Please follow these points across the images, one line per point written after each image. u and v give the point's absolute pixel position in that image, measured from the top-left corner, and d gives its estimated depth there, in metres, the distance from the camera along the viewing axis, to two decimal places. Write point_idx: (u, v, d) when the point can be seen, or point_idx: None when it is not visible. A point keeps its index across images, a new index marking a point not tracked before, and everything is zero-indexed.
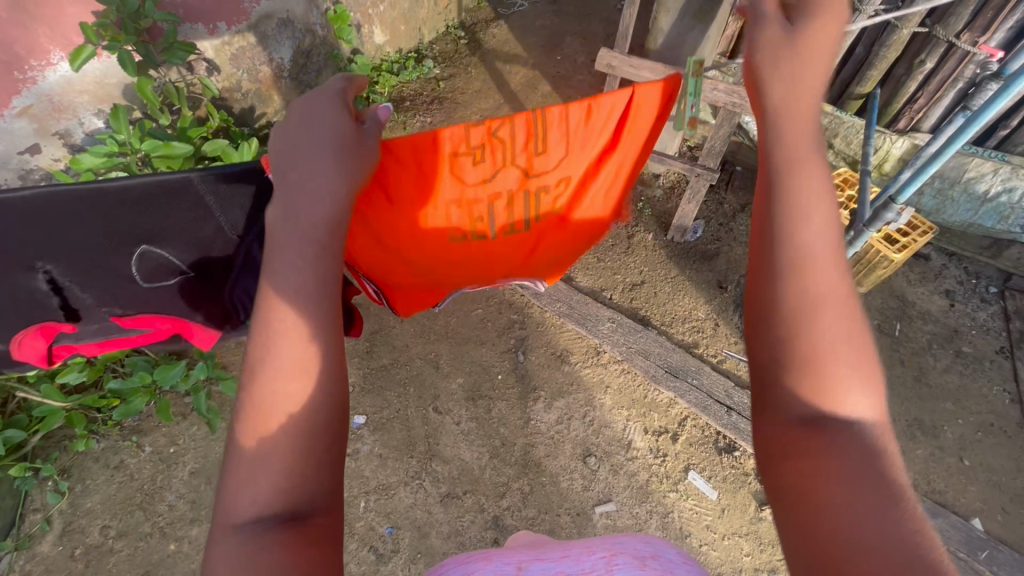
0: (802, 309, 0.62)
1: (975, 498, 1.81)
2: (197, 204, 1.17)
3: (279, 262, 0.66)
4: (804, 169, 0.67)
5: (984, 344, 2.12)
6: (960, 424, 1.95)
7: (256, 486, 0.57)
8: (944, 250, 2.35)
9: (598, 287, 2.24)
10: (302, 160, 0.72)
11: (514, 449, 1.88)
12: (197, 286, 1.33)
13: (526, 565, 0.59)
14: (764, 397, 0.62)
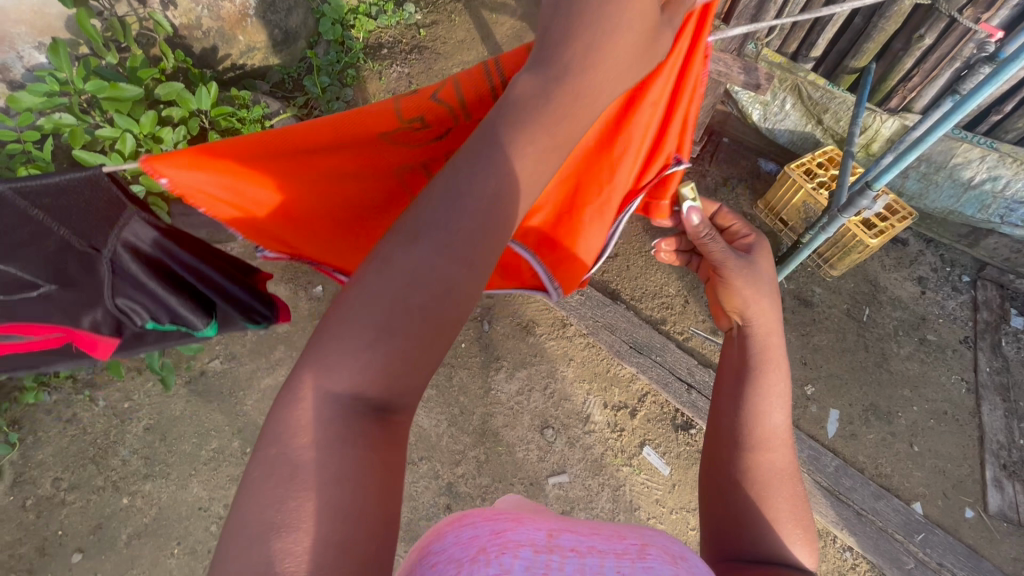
0: (755, 446, 0.78)
1: (919, 484, 1.86)
2: (24, 219, 0.86)
3: (482, 156, 0.54)
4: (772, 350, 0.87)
5: (949, 333, 2.13)
6: (914, 411, 1.98)
7: (343, 368, 0.47)
8: (923, 236, 2.32)
9: None
10: (581, 43, 0.60)
11: (472, 418, 1.88)
12: (68, 297, 1.01)
13: (557, 532, 0.53)
14: (727, 548, 0.74)
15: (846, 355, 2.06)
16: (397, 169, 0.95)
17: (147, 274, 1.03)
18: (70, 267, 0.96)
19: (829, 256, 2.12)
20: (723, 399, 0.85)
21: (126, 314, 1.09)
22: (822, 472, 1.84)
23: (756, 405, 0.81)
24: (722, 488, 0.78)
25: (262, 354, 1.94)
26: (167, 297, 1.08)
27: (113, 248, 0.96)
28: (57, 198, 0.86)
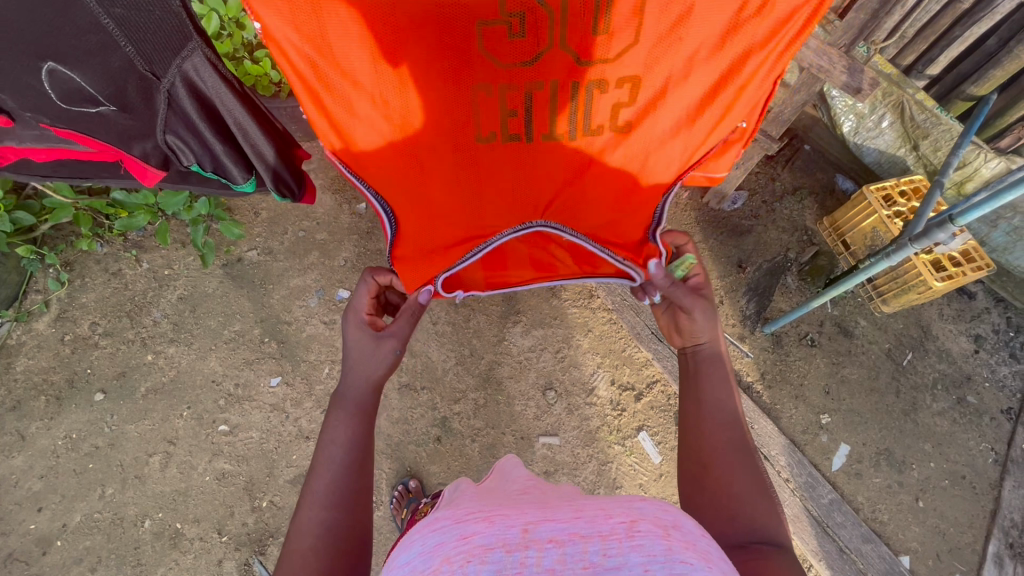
0: (715, 460, 0.94)
1: (913, 539, 1.79)
2: (95, 26, 0.87)
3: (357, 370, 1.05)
4: (718, 384, 1.06)
5: (992, 399, 1.99)
6: (931, 467, 1.88)
7: (330, 511, 0.86)
8: (994, 293, 2.15)
9: None
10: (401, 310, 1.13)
11: (480, 362, 1.91)
12: (124, 122, 1.05)
13: (533, 527, 0.59)
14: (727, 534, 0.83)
15: (873, 395, 1.97)
16: (469, 85, 0.94)
17: (202, 115, 1.08)
18: (129, 89, 0.98)
19: (883, 289, 1.98)
20: (692, 432, 1.00)
21: (173, 153, 1.15)
22: (814, 501, 1.80)
23: (713, 405, 1.02)
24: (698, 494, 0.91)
25: (297, 255, 2.00)
26: (216, 143, 1.15)
27: (172, 81, 0.99)
28: (128, 11, 0.87)
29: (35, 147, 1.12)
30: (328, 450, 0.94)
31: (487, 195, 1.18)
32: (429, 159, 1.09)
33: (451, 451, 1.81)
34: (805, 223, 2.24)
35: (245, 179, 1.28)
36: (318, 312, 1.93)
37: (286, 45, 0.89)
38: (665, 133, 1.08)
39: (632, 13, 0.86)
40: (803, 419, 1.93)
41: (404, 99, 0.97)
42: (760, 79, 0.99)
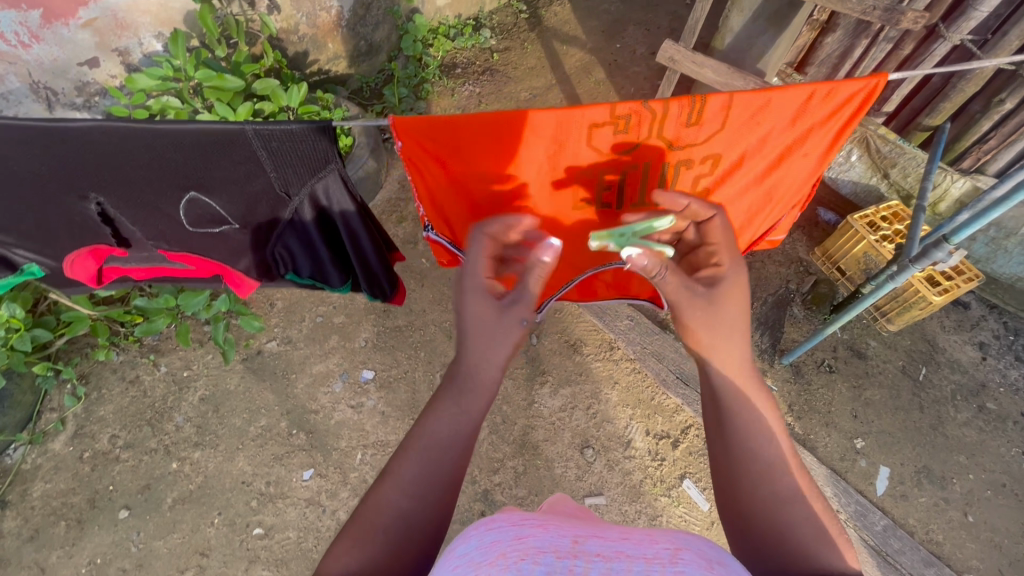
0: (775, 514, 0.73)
1: (973, 556, 1.77)
2: (249, 157, 1.03)
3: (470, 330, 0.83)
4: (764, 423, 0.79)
5: (1011, 403, 2.05)
6: (970, 479, 1.89)
7: (417, 498, 0.73)
8: (986, 301, 2.27)
9: None
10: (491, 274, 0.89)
11: (514, 428, 1.89)
12: (241, 238, 1.24)
13: (583, 539, 0.54)
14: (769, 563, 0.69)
15: (899, 413, 2.00)
16: (573, 166, 1.12)
17: (317, 226, 1.22)
18: (259, 208, 1.15)
19: (886, 309, 2.08)
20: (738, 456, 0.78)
21: (278, 258, 1.31)
22: (868, 529, 1.78)
23: (755, 443, 0.78)
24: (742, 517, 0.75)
25: (317, 341, 2.00)
26: (320, 247, 1.28)
27: (300, 197, 1.13)
28: (282, 142, 1.01)
29: (142, 267, 1.35)
30: (431, 439, 0.76)
31: (577, 251, 1.32)
32: (530, 226, 1.25)
33: None
34: (799, 255, 2.36)
35: (338, 280, 1.40)
36: (344, 397, 1.91)
37: (426, 154, 1.05)
38: (737, 196, 1.24)
39: (719, 107, 1.02)
40: (839, 446, 1.94)
41: (514, 184, 1.15)
42: (822, 152, 1.16)
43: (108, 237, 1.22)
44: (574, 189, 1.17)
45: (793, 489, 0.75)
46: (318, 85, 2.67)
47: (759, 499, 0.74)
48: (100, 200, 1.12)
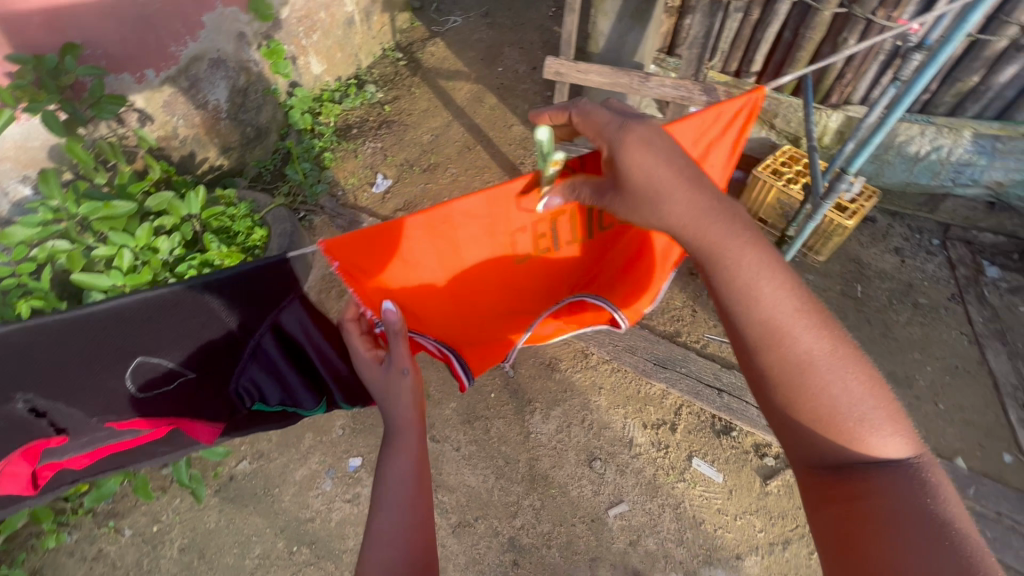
0: (802, 367, 0.79)
1: (957, 439, 1.91)
2: (203, 310, 1.06)
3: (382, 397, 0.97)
4: (760, 276, 0.85)
5: (937, 294, 2.27)
6: (929, 371, 2.07)
7: (396, 547, 0.81)
8: (888, 210, 2.52)
9: None
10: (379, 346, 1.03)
11: (519, 465, 1.86)
12: (198, 388, 1.21)
13: None
14: (814, 446, 0.79)
15: (853, 332, 2.17)
16: (505, 229, 1.15)
17: (281, 348, 1.19)
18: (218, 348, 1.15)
19: (811, 243, 2.29)
20: (742, 320, 0.84)
21: (248, 395, 1.25)
22: None
23: (760, 308, 0.83)
24: (762, 389, 0.83)
25: (290, 446, 1.88)
26: (287, 370, 1.23)
27: (261, 329, 1.15)
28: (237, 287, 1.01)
29: (83, 452, 1.27)
30: (383, 486, 0.87)
31: (527, 302, 1.35)
32: (476, 291, 1.25)
33: (534, 570, 1.68)
34: None
35: (314, 402, 1.29)
36: (338, 493, 1.80)
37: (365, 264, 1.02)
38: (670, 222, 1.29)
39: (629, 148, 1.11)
40: None
41: (456, 258, 1.15)
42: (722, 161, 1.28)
43: (46, 428, 1.15)
44: (510, 248, 1.20)
45: (810, 356, 0.80)
46: (215, 183, 2.56)
47: (774, 370, 0.81)
48: (30, 396, 1.08)
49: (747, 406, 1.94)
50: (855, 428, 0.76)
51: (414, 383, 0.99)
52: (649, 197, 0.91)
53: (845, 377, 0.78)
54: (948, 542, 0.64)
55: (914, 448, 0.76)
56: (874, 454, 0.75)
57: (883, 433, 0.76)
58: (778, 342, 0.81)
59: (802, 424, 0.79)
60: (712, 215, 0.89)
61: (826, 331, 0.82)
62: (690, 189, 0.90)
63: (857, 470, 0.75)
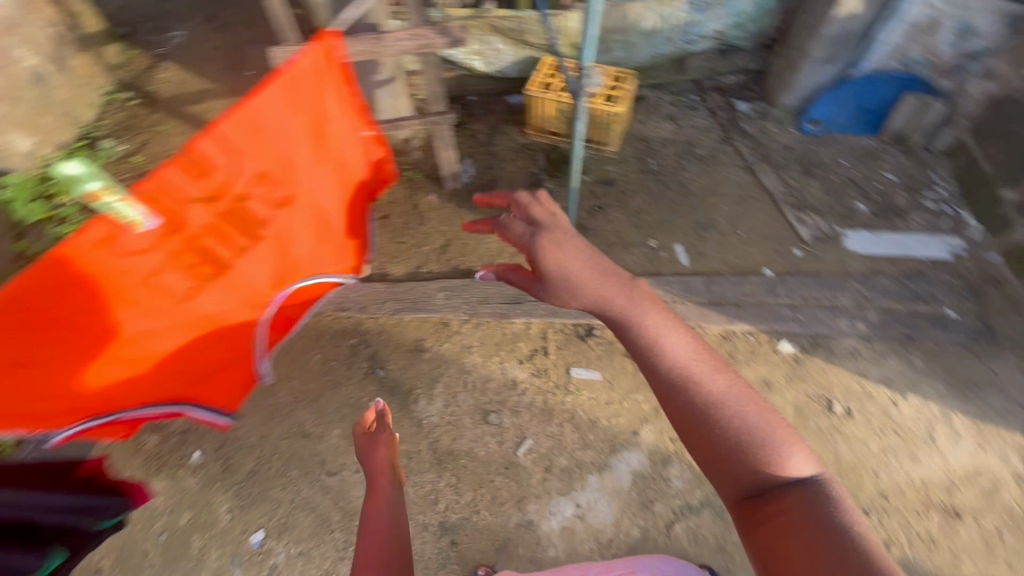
0: (711, 408, 0.80)
1: (763, 253, 2.23)
2: None
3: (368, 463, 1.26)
4: (659, 332, 0.89)
5: (710, 142, 2.58)
6: (725, 208, 2.37)
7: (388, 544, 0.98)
8: (651, 85, 2.77)
9: (418, 266, 2.28)
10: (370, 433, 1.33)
11: (422, 454, 1.84)
12: None
13: None
14: (738, 481, 0.78)
15: (659, 202, 2.41)
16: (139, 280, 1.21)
17: None
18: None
19: (599, 137, 2.51)
20: (654, 375, 0.87)
21: None
22: (698, 291, 2.12)
23: (662, 358, 0.86)
24: (684, 436, 0.82)
25: (180, 556, 1.69)
26: None
27: None
28: None
29: None
30: (374, 509, 1.08)
31: (227, 317, 1.52)
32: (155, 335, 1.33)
33: (472, 538, 1.72)
34: (521, 144, 2.60)
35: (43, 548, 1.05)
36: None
37: None
38: (321, 182, 1.65)
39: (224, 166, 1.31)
40: (643, 254, 2.25)
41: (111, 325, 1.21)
42: (345, 115, 1.66)
43: None
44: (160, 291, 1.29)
45: (720, 395, 0.81)
46: None
47: (691, 418, 0.81)
48: None
49: None
50: (769, 455, 0.77)
51: (393, 453, 1.32)
52: (557, 281, 1.01)
53: (750, 412, 0.80)
54: (854, 547, 0.65)
55: (819, 467, 0.77)
56: (790, 476, 0.76)
57: (790, 453, 0.77)
58: (682, 385, 0.83)
59: (722, 463, 0.78)
60: (609, 284, 0.96)
61: (740, 386, 0.83)
62: (583, 269, 0.99)
63: (774, 495, 0.75)
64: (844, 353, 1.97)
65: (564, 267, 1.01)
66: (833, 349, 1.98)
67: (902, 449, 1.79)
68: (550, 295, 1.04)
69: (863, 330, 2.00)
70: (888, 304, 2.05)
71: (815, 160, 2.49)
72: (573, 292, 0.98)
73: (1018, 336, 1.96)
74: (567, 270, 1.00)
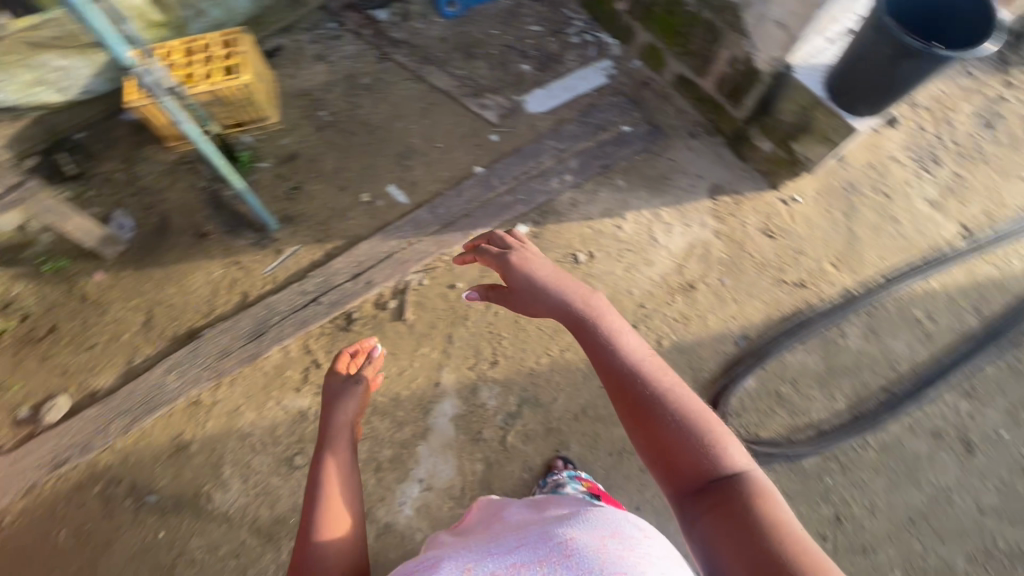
0: (661, 408, 0.92)
1: (466, 153, 2.22)
2: None
3: (335, 407, 1.07)
4: (636, 347, 1.05)
5: (370, 66, 2.40)
6: (415, 127, 2.28)
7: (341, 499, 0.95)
8: (279, 30, 2.43)
9: (130, 361, 1.89)
10: (344, 384, 1.11)
11: (248, 540, 1.68)
12: None
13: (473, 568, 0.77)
14: (676, 467, 0.87)
15: (351, 152, 2.23)
16: None
17: None
18: None
19: (252, 116, 2.17)
20: (614, 375, 1.00)
21: None
22: (427, 222, 2.08)
23: (628, 364, 1.01)
24: (633, 427, 0.94)
25: None
26: None
27: None
28: None
29: None
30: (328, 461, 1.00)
31: None
32: None
33: None
34: (172, 163, 2.18)
35: None
36: None
37: None
38: None
39: None
40: (362, 214, 2.12)
41: None
42: None
43: None
44: None
45: (679, 400, 0.94)
46: None
47: (645, 413, 0.93)
48: None
49: (342, 287, 1.97)
50: (706, 444, 0.88)
51: (363, 396, 1.12)
52: (542, 302, 1.17)
53: (701, 414, 0.92)
54: (770, 524, 0.76)
55: (747, 458, 0.87)
56: (723, 464, 0.85)
57: (730, 447, 0.88)
58: (629, 378, 0.98)
59: (667, 453, 0.88)
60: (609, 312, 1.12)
61: (686, 389, 0.96)
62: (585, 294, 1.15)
63: (708, 478, 0.84)
64: (567, 208, 2.13)
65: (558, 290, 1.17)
66: (557, 210, 2.12)
67: (639, 261, 2.05)
68: (539, 312, 1.18)
69: (571, 180, 2.16)
70: (579, 147, 2.22)
71: (470, 41, 2.47)
72: (553, 308, 1.15)
73: (676, 121, 2.28)
74: (556, 291, 1.16)
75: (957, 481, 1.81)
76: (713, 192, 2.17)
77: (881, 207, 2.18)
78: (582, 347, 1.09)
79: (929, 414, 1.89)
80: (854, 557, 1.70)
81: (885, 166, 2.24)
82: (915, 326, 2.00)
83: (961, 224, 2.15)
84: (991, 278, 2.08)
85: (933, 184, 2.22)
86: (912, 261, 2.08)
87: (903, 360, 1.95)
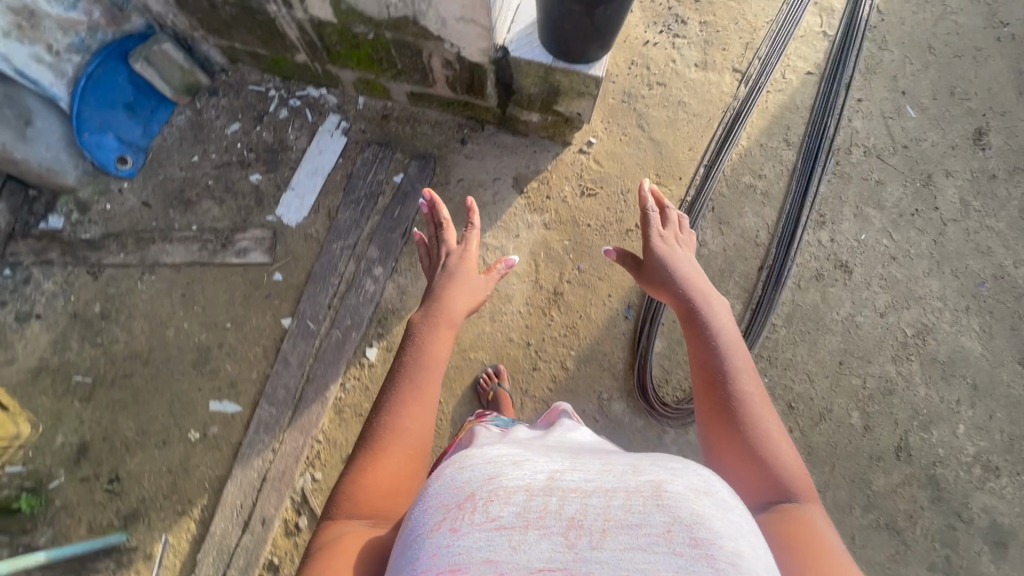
0: (746, 412, 0.94)
1: (262, 314, 1.89)
2: None
3: (460, 293, 1.22)
4: (737, 346, 1.05)
5: (89, 290, 1.92)
6: (189, 323, 1.88)
7: (418, 386, 1.01)
8: None
9: None
10: (472, 281, 1.26)
11: None
12: None
13: (558, 478, 0.59)
14: (738, 464, 0.89)
15: (143, 399, 1.83)
16: None
17: None
18: None
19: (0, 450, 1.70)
20: (703, 357, 1.04)
21: None
22: (275, 415, 1.78)
23: (719, 356, 1.02)
24: (710, 411, 0.97)
25: None
26: None
27: None
28: None
29: None
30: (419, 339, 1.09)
31: None
32: None
33: None
34: None
35: None
36: None
37: None
38: None
39: None
40: (205, 453, 1.78)
41: None
42: None
43: None
44: None
45: (769, 411, 0.95)
46: None
47: (732, 402, 0.96)
48: None
49: (242, 545, 1.69)
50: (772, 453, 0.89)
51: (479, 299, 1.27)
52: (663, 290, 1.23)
53: (783, 437, 0.92)
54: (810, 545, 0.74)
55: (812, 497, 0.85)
56: (785, 487, 0.85)
57: (796, 486, 0.86)
58: (720, 366, 1.01)
59: (734, 447, 0.91)
60: (720, 313, 1.13)
61: (776, 415, 0.95)
62: (704, 295, 1.17)
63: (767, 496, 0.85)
64: (398, 300, 1.89)
65: (680, 282, 1.21)
66: (391, 309, 1.88)
67: (498, 303, 1.90)
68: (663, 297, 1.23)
69: (383, 269, 1.90)
70: (368, 229, 1.94)
71: (175, 187, 2.00)
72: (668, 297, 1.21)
73: (438, 138, 2.03)
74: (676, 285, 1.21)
75: (855, 305, 1.92)
76: (517, 187, 2.00)
77: (663, 98, 2.10)
78: (687, 330, 1.12)
79: (807, 262, 1.96)
80: (820, 428, 1.81)
81: (644, 55, 2.14)
82: (751, 192, 2.02)
83: (733, 70, 2.13)
84: (781, 104, 2.11)
85: (691, 45, 2.15)
86: (715, 134, 2.06)
87: (760, 230, 1.98)
